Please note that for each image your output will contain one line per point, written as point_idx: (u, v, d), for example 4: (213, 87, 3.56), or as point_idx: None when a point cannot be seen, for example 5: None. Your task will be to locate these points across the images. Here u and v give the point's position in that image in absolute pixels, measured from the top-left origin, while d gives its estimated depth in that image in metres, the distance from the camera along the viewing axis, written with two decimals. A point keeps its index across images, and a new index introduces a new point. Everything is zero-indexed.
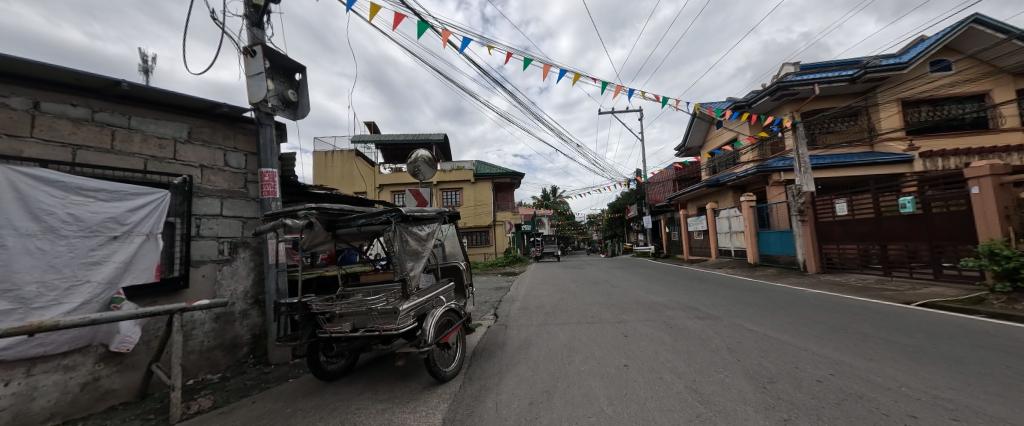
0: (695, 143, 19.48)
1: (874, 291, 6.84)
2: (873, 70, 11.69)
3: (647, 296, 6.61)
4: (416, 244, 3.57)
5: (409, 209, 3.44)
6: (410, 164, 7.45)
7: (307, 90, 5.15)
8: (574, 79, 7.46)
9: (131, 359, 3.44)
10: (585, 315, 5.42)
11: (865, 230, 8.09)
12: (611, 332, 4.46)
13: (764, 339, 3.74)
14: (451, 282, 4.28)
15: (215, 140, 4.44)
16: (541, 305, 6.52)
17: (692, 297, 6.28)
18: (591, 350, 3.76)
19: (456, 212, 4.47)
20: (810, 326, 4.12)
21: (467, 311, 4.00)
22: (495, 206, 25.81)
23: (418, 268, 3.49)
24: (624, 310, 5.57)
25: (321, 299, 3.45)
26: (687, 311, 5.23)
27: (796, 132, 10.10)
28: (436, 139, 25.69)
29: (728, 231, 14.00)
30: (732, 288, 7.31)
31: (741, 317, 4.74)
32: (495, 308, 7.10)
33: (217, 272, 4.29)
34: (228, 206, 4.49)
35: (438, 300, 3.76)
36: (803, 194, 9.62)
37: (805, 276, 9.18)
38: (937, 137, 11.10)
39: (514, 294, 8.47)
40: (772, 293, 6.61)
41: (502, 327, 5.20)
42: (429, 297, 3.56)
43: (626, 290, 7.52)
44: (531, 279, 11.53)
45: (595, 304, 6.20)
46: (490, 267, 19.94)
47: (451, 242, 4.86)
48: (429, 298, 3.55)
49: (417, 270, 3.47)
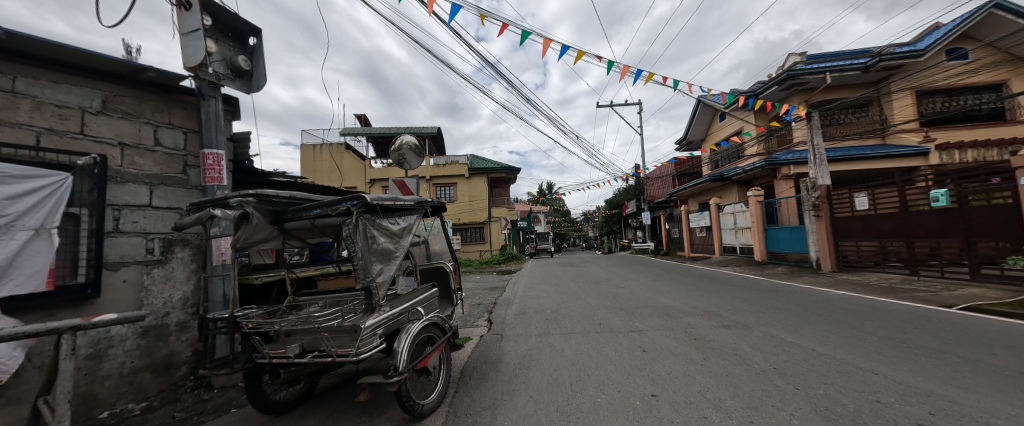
0: (697, 137, 18.88)
1: (903, 291, 6.27)
2: (887, 58, 11.14)
3: (658, 299, 5.94)
4: (387, 241, 2.80)
5: (378, 196, 2.66)
6: (395, 151, 6.65)
7: (262, 57, 4.39)
8: (577, 58, 6.71)
9: (15, 391, 2.64)
10: (592, 323, 4.72)
11: (889, 226, 7.51)
12: (625, 346, 3.76)
13: (815, 356, 3.07)
14: (434, 288, 3.52)
15: (141, 113, 3.60)
16: (541, 310, 5.82)
17: (709, 301, 5.63)
18: (606, 372, 3.05)
19: (442, 204, 3.72)
20: (862, 339, 3.47)
21: (453, 324, 3.25)
22: (490, 202, 25.01)
23: (388, 273, 2.73)
24: (635, 317, 4.89)
25: (263, 313, 2.66)
26: (710, 318, 4.56)
27: (811, 123, 9.33)
28: (429, 132, 24.74)
29: (734, 227, 13.45)
30: (749, 289, 6.68)
31: (774, 325, 4.07)
32: (489, 312, 6.38)
33: (145, 276, 3.49)
34: (159, 195, 3.67)
35: (415, 312, 3.01)
36: (818, 188, 9.04)
37: (820, 275, 8.63)
38: (954, 128, 10.58)
39: (510, 295, 7.75)
40: (796, 295, 5.99)
41: (497, 338, 4.46)
42: (403, 309, 2.81)
43: (635, 292, 6.83)
44: (528, 278, 10.83)
45: (602, 309, 5.51)
46: (485, 265, 19.19)
47: (437, 239, 4.11)
48: (403, 310, 2.80)
49: (387, 274, 2.71)
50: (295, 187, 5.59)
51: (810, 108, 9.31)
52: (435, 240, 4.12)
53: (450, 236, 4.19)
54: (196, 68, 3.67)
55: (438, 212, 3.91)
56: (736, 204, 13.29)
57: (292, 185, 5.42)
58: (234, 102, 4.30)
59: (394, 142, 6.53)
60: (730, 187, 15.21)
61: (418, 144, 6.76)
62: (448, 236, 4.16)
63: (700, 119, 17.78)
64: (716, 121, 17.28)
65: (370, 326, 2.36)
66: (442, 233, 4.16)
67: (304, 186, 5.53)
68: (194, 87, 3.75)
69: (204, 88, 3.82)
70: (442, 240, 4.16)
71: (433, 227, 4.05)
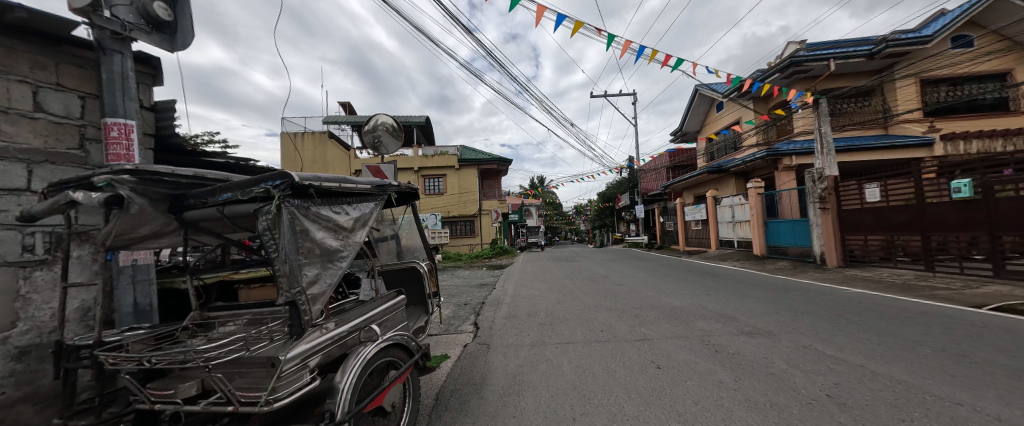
0: (692, 128, 18.42)
1: (921, 288, 5.86)
2: (893, 44, 10.71)
3: (664, 300, 5.37)
4: (329, 237, 2.07)
5: (312, 176, 1.90)
6: (368, 132, 5.84)
7: (185, 6, 3.64)
8: (574, 29, 5.99)
9: None
10: (593, 329, 4.09)
11: (904, 219, 7.10)
12: (636, 359, 3.15)
13: (873, 378, 2.50)
14: (400, 296, 2.82)
15: (12, 68, 2.70)
16: (534, 312, 5.19)
17: (720, 301, 5.10)
18: (619, 401, 2.40)
19: (412, 190, 3.00)
20: (915, 352, 2.92)
21: (423, 343, 2.55)
22: (481, 194, 24.24)
23: (329, 280, 2.01)
24: (641, 321, 4.29)
25: (151, 336, 1.90)
26: (726, 323, 4.00)
27: (818, 110, 8.76)
28: (417, 121, 23.73)
29: (732, 221, 13.06)
30: (758, 287, 6.18)
31: (803, 333, 3.52)
32: (476, 314, 5.73)
33: (22, 281, 2.59)
34: (42, 176, 2.76)
35: (371, 330, 2.30)
36: (825, 179, 8.59)
37: (826, 270, 8.25)
38: (958, 118, 10.28)
39: (500, 294, 7.11)
40: (811, 294, 5.49)
41: (483, 349, 3.81)
42: (350, 328, 2.09)
43: (636, 291, 6.27)
44: (519, 274, 10.25)
45: (603, 312, 4.91)
46: (475, 259, 18.56)
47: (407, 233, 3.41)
48: (349, 330, 2.08)
49: (327, 281, 1.99)
50: (242, 170, 4.76)
51: (818, 94, 8.75)
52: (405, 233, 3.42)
53: (424, 230, 3.48)
54: (89, 12, 2.83)
55: (408, 200, 3.20)
56: (735, 197, 12.88)
57: (237, 167, 4.59)
58: (151, 62, 3.44)
59: (368, 120, 5.72)
60: (727, 180, 14.84)
61: (399, 126, 5.95)
62: (423, 230, 3.45)
63: (697, 110, 17.28)
64: (713, 111, 16.80)
65: (292, 357, 1.62)
66: (415, 227, 3.45)
67: (252, 169, 4.70)
68: (90, 37, 2.90)
69: (104, 40, 2.98)
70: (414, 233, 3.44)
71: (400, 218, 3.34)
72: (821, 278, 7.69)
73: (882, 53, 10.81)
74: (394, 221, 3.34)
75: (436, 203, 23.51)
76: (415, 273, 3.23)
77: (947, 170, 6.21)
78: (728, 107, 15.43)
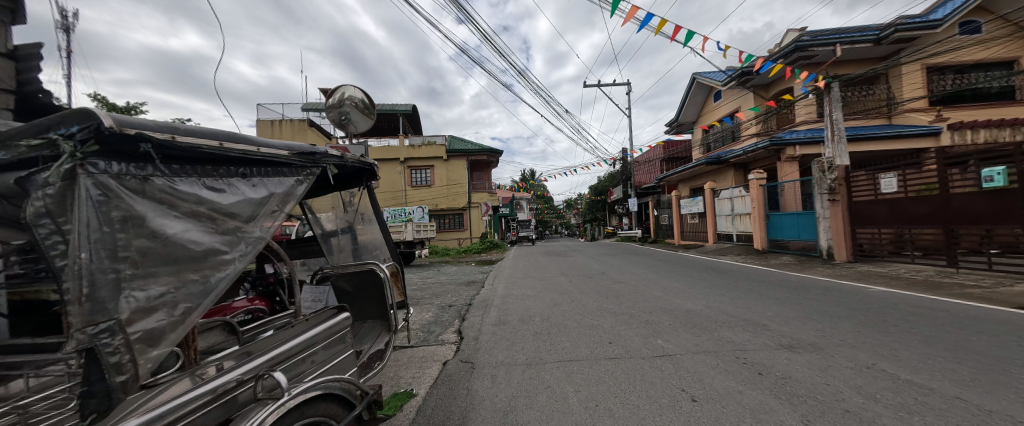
0: (688, 118, 17.91)
1: (949, 285, 5.40)
2: (902, 28, 10.25)
3: (676, 302, 4.73)
4: (199, 229, 1.21)
5: (148, 127, 1.04)
6: (332, 109, 4.85)
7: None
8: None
9: None
10: (599, 342, 3.39)
11: (922, 211, 6.65)
12: (659, 387, 2.45)
13: (989, 420, 1.83)
14: (347, 315, 1.91)
15: None
16: (528, 318, 4.46)
17: (739, 305, 4.48)
18: None
19: (366, 161, 2.16)
20: (1012, 375, 2.30)
21: (367, 388, 1.71)
22: (471, 187, 23.33)
23: (189, 304, 1.15)
24: (655, 331, 3.60)
25: None
26: (757, 333, 3.34)
27: (830, 94, 8.17)
28: (404, 109, 22.56)
29: (731, 214, 12.63)
30: (774, 287, 5.60)
31: (857, 347, 2.88)
32: (461, 318, 4.97)
33: None
34: None
35: (281, 378, 1.41)
36: (836, 169, 8.10)
37: (835, 265, 7.81)
38: (965, 107, 10.14)
39: (489, 294, 6.37)
40: (837, 295, 4.91)
41: (467, 368, 3.07)
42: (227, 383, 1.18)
43: (640, 290, 5.64)
44: (511, 270, 9.56)
45: (609, 318, 4.22)
46: (463, 254, 17.73)
47: (365, 226, 2.58)
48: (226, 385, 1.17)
49: (184, 307, 1.13)
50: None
51: (830, 77, 8.17)
52: (363, 226, 2.58)
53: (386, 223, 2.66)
54: None
55: (365, 178, 2.35)
56: (734, 189, 12.42)
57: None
58: None
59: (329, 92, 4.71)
60: (725, 171, 14.39)
61: (371, 103, 4.96)
62: (384, 224, 2.62)
63: (694, 99, 16.74)
64: (710, 100, 16.28)
65: None
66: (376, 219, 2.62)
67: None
68: None
69: None
70: (373, 227, 2.60)
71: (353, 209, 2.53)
72: (832, 274, 7.22)
73: (890, 38, 10.35)
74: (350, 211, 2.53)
75: (423, 196, 22.53)
76: (374, 279, 2.41)
77: (965, 158, 5.92)
78: (726, 97, 14.90)
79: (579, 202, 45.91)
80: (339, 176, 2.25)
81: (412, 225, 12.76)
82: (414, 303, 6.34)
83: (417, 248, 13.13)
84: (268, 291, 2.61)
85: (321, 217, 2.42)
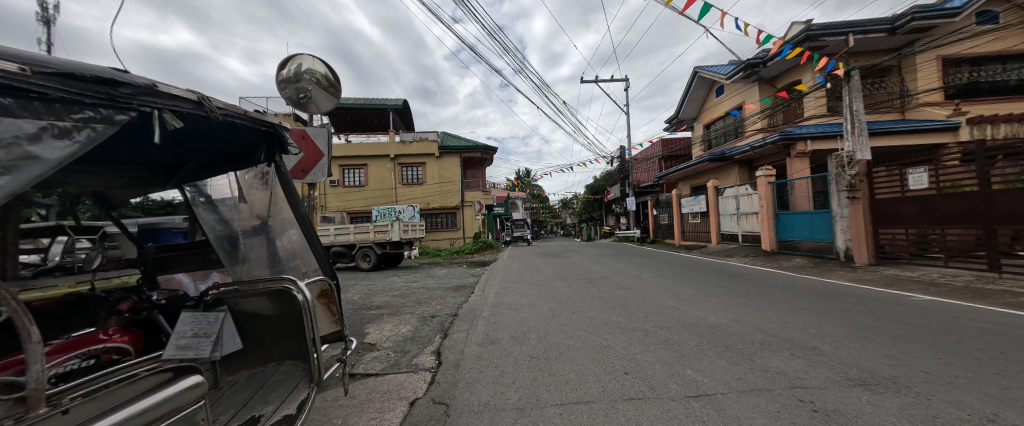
0: (689, 114, 17.30)
1: (999, 293, 4.78)
2: (919, 16, 9.68)
3: (698, 315, 4.00)
4: None
5: None
6: (286, 84, 3.90)
7: None
8: None
9: None
10: (610, 372, 2.65)
11: (957, 209, 6.07)
12: None
13: None
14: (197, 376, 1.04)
15: None
16: (523, 334, 3.70)
17: (771, 319, 3.77)
18: None
19: (260, 115, 1.37)
20: None
21: None
22: (464, 185, 22.49)
23: None
24: (680, 356, 2.85)
25: None
26: (814, 361, 2.61)
27: (850, 84, 7.56)
28: (393, 104, 21.60)
29: (736, 213, 12.06)
30: (803, 295, 4.91)
31: (958, 386, 2.16)
32: (444, 334, 4.18)
33: None
34: None
35: None
36: (855, 164, 7.52)
37: (857, 269, 7.21)
38: (981, 101, 9.84)
39: (479, 302, 5.62)
40: (881, 306, 4.24)
41: (442, 412, 2.30)
42: None
43: (652, 299, 4.92)
44: (504, 273, 8.82)
45: (619, 336, 3.47)
46: (455, 255, 16.97)
47: (282, 224, 1.72)
48: None
49: None
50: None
51: (850, 65, 7.55)
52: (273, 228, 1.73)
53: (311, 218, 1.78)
54: None
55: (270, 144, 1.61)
56: (739, 187, 11.83)
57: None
58: None
59: (281, 62, 3.78)
60: (729, 169, 13.80)
61: (333, 79, 4.03)
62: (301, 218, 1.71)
63: (694, 95, 16.11)
64: (711, 95, 15.70)
65: None
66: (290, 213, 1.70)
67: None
68: None
69: None
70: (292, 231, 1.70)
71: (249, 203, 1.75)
72: (857, 278, 6.60)
73: (905, 28, 9.79)
74: (248, 206, 1.76)
75: (414, 194, 21.67)
76: (287, 308, 1.56)
77: (994, 153, 5.51)
78: (728, 92, 14.35)
79: (575, 202, 45.25)
80: (222, 135, 1.52)
81: (398, 225, 11.87)
82: (393, 313, 5.55)
83: (404, 249, 12.27)
84: (139, 319, 1.71)
85: (225, 213, 1.82)
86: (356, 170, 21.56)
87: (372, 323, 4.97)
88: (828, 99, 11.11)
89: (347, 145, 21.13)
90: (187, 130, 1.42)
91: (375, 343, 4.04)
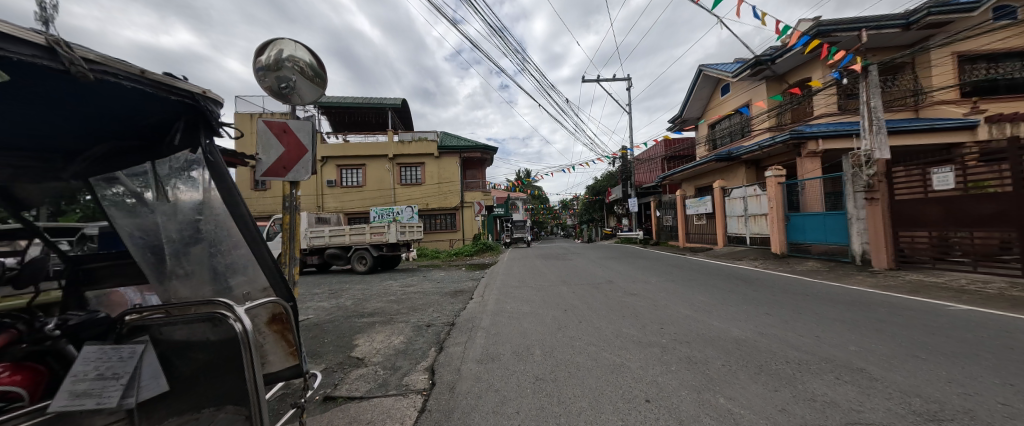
0: (693, 114, 16.95)
1: None
2: (936, 11, 9.30)
3: (719, 327, 3.64)
4: None
5: None
6: (265, 73, 3.48)
7: None
8: None
9: None
10: (629, 400, 2.28)
11: (989, 211, 5.75)
12: None
13: None
14: None
15: None
16: (527, 348, 3.34)
17: (801, 332, 3.41)
18: None
19: (169, 79, 1.01)
20: None
21: None
22: (464, 185, 22.13)
23: None
24: (707, 380, 2.48)
25: None
26: (866, 388, 2.24)
27: (869, 79, 7.21)
28: (392, 103, 21.17)
29: (743, 214, 11.73)
30: (828, 303, 4.55)
31: None
32: (439, 347, 3.81)
33: None
34: None
35: None
36: (875, 163, 7.15)
37: (877, 273, 6.85)
38: (999, 98, 9.51)
39: (478, 310, 5.25)
40: (917, 317, 3.87)
41: None
42: None
43: (665, 308, 4.55)
44: (505, 277, 8.44)
45: (634, 352, 3.11)
46: (455, 257, 16.60)
47: (219, 229, 1.35)
48: None
49: None
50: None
51: (867, 60, 7.21)
52: (202, 238, 1.33)
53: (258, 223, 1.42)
54: None
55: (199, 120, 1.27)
56: (747, 187, 11.48)
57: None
58: None
59: (259, 49, 3.39)
60: (735, 169, 13.44)
61: (318, 69, 3.69)
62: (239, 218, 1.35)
63: (699, 93, 15.75)
64: (717, 94, 15.37)
65: None
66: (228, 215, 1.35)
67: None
68: None
69: None
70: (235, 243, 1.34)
71: (168, 203, 1.33)
72: (878, 284, 6.24)
73: (921, 23, 9.43)
74: (171, 207, 1.34)
75: (413, 194, 21.32)
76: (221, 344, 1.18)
77: None
78: (734, 90, 14.03)
79: (575, 203, 44.92)
80: (124, 105, 1.15)
81: (395, 226, 11.47)
82: (386, 321, 5.17)
83: (401, 251, 11.89)
84: (42, 351, 1.29)
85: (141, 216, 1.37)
86: (354, 170, 21.20)
87: (363, 333, 4.60)
88: (840, 97, 10.78)
89: (345, 144, 20.78)
90: (70, 92, 1.04)
91: (363, 357, 3.66)
